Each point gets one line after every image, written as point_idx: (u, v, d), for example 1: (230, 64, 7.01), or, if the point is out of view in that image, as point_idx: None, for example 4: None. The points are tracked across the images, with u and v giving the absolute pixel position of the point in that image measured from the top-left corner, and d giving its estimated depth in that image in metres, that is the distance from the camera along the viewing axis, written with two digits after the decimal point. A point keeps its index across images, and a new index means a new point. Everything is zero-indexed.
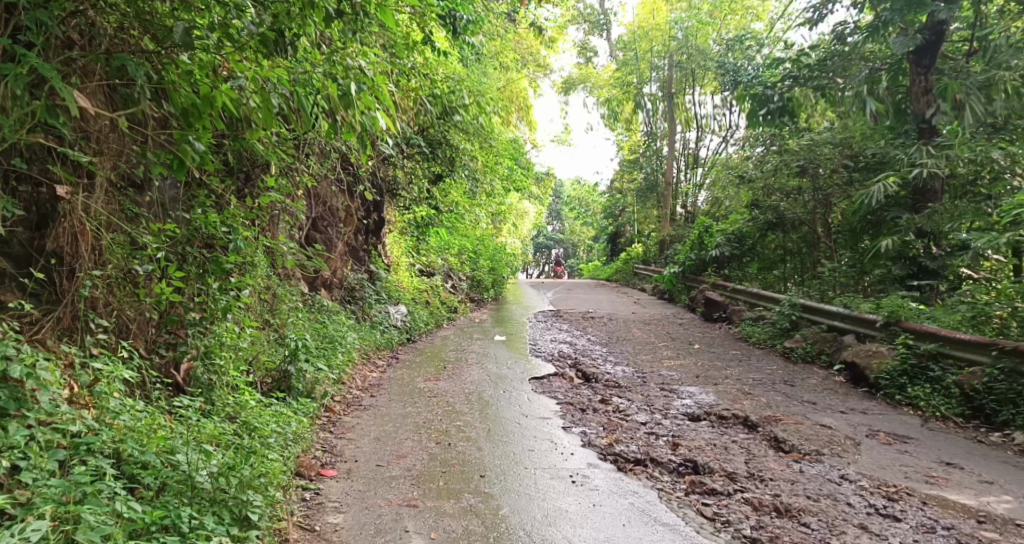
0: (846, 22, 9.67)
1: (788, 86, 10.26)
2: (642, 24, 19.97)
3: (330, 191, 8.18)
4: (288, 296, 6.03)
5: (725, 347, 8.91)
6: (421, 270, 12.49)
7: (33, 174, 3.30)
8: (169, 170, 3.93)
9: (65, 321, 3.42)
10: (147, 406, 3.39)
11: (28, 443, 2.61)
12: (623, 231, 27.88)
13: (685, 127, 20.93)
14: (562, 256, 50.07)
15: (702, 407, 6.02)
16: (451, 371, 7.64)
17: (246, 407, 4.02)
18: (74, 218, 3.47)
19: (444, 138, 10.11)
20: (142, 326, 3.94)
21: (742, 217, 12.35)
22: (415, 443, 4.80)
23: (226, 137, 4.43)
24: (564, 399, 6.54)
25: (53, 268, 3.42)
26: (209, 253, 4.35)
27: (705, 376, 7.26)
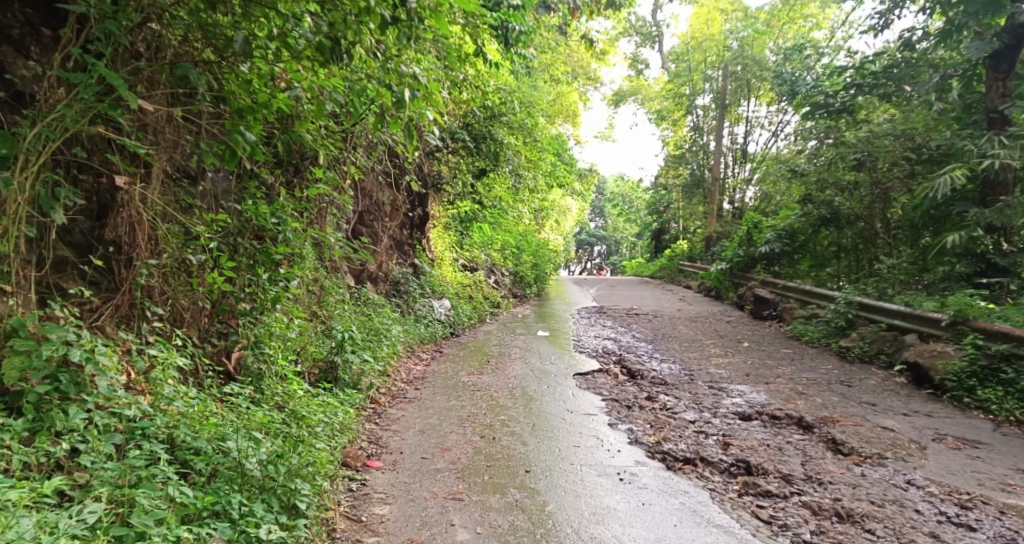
0: (914, 29, 9.76)
1: (852, 94, 10.49)
2: (695, 34, 20.22)
3: (377, 186, 8.27)
4: (335, 289, 6.08)
5: (776, 346, 8.63)
6: (464, 265, 12.52)
7: (94, 164, 3.38)
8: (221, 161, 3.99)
9: (123, 308, 3.51)
10: (200, 394, 3.44)
11: (87, 426, 2.67)
12: (667, 227, 27.44)
13: (734, 123, 20.51)
14: (604, 253, 49.64)
15: (754, 407, 5.82)
16: (494, 366, 7.61)
17: (294, 396, 4.04)
18: (132, 209, 3.56)
19: (489, 133, 10.13)
20: (195, 316, 4.01)
21: (794, 213, 11.97)
22: (459, 436, 4.78)
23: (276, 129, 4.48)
24: (609, 395, 6.42)
25: (113, 257, 3.52)
26: (260, 244, 4.38)
27: (756, 375, 7.03)
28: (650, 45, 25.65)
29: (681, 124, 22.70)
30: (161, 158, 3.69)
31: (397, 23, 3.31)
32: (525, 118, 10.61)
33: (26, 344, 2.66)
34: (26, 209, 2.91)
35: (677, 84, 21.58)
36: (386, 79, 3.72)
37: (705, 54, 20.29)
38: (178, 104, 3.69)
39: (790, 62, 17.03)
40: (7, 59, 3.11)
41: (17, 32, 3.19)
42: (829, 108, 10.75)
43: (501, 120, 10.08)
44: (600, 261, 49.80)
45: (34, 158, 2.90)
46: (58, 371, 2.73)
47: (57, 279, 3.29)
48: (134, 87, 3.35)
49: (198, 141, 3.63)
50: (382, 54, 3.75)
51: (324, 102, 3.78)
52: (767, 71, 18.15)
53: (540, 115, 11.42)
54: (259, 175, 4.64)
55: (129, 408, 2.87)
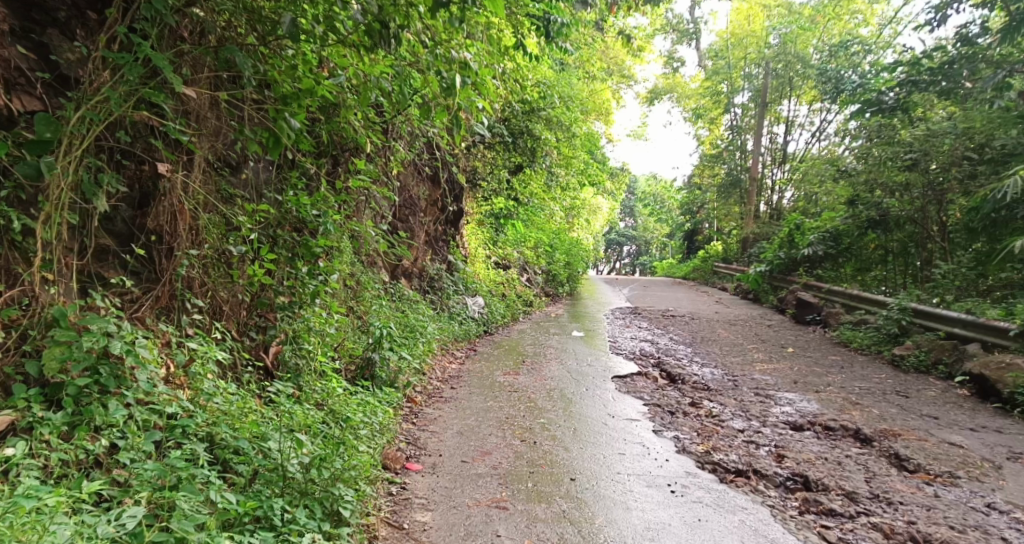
0: (973, 23, 9.41)
1: (905, 91, 10.29)
2: (736, 31, 19.89)
3: (413, 180, 8.16)
4: (371, 284, 5.96)
5: (823, 352, 8.28)
6: (498, 263, 12.36)
7: (137, 151, 3.29)
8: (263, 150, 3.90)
9: (164, 299, 3.41)
10: (239, 389, 3.33)
11: (127, 422, 2.56)
12: (701, 228, 26.92)
13: (774, 122, 20.01)
14: (634, 253, 49.03)
15: (806, 416, 5.54)
16: (530, 366, 7.42)
17: (333, 394, 3.91)
18: (174, 197, 3.46)
19: (527, 128, 9.99)
20: (234, 309, 3.90)
21: (838, 214, 11.56)
22: (499, 439, 4.61)
23: (318, 118, 4.37)
24: (651, 400, 6.20)
25: (154, 246, 3.42)
26: (299, 236, 4.30)
27: (804, 383, 6.74)
28: (686, 42, 25.19)
29: (717, 123, 22.22)
30: (204, 146, 3.60)
31: (450, 7, 3.16)
32: (563, 114, 10.43)
33: (65, 335, 2.56)
34: (69, 195, 2.81)
35: (715, 81, 21.12)
36: (436, 67, 3.58)
37: (744, 50, 19.81)
38: (222, 90, 3.59)
39: (835, 59, 16.51)
40: (53, 42, 3.02)
41: (63, 15, 3.10)
42: (880, 106, 10.55)
43: (540, 115, 9.98)
44: (630, 261, 49.22)
45: (78, 142, 2.80)
46: (98, 363, 2.62)
47: (99, 268, 3.18)
48: (177, 71, 3.24)
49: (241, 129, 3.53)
50: (430, 40, 3.61)
51: (370, 90, 3.67)
52: (810, 68, 17.62)
53: (577, 110, 11.22)
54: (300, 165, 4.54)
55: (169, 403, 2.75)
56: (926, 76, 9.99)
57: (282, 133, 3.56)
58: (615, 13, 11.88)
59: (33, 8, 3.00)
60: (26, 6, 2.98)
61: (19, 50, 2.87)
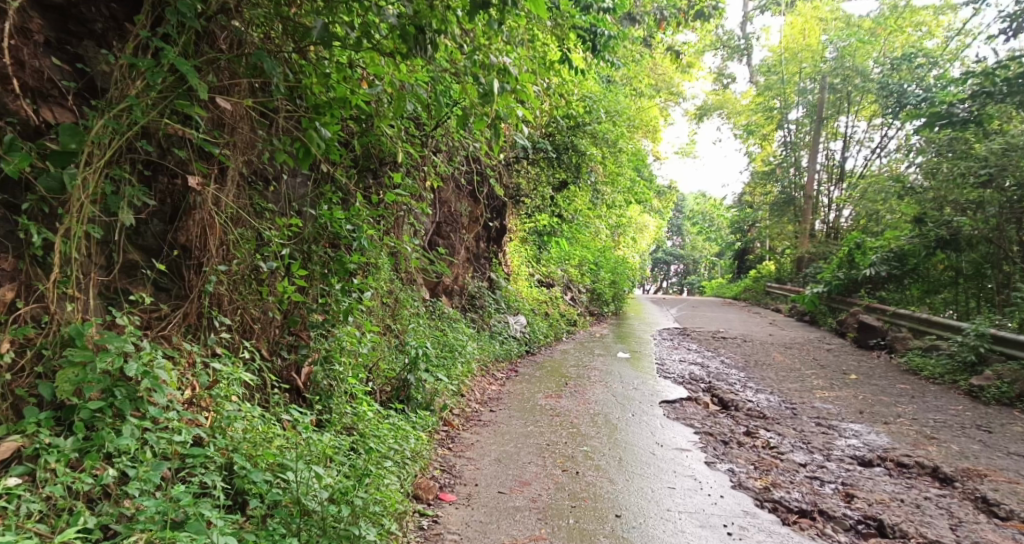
0: None
1: (977, 103, 9.69)
2: (790, 45, 19.33)
3: (455, 196, 8.03)
4: (410, 302, 5.81)
5: (890, 380, 7.71)
6: (541, 281, 12.12)
7: (167, 164, 3.21)
8: (295, 161, 3.79)
9: (191, 317, 3.30)
10: (264, 413, 3.17)
11: (142, 450, 2.41)
12: (751, 247, 26.12)
13: (829, 138, 19.28)
14: (681, 273, 48.05)
15: (874, 451, 5.09)
16: (573, 388, 7.12)
17: (363, 418, 3.79)
18: (205, 211, 3.37)
19: (572, 144, 9.79)
20: (265, 327, 3.78)
21: (903, 233, 10.90)
22: (538, 468, 4.34)
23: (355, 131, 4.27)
24: (702, 427, 5.82)
25: (182, 262, 3.32)
26: (334, 253, 4.18)
27: (871, 413, 6.24)
28: (737, 58, 24.66)
29: (769, 140, 21.56)
30: (236, 159, 3.51)
31: (489, 9, 2.99)
32: (609, 129, 10.21)
33: (82, 356, 2.43)
34: (92, 209, 2.73)
35: (767, 97, 20.58)
36: (473, 72, 3.42)
37: (799, 65, 19.21)
38: (255, 102, 3.51)
39: (898, 73, 15.80)
40: (87, 53, 2.95)
41: (99, 27, 3.02)
42: (951, 119, 10.00)
43: (586, 130, 9.78)
44: (677, 281, 48.28)
45: (100, 153, 2.71)
46: (114, 385, 2.49)
47: (126, 285, 3.09)
48: (207, 82, 3.16)
49: (272, 140, 3.42)
50: (469, 47, 3.46)
51: (406, 99, 3.52)
52: (870, 82, 16.92)
53: (625, 127, 10.97)
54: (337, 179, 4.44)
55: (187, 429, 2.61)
56: (1002, 87, 9.37)
57: (314, 143, 3.43)
58: (664, 29, 11.64)
59: (70, 19, 2.94)
60: (63, 18, 2.91)
61: (52, 62, 2.80)
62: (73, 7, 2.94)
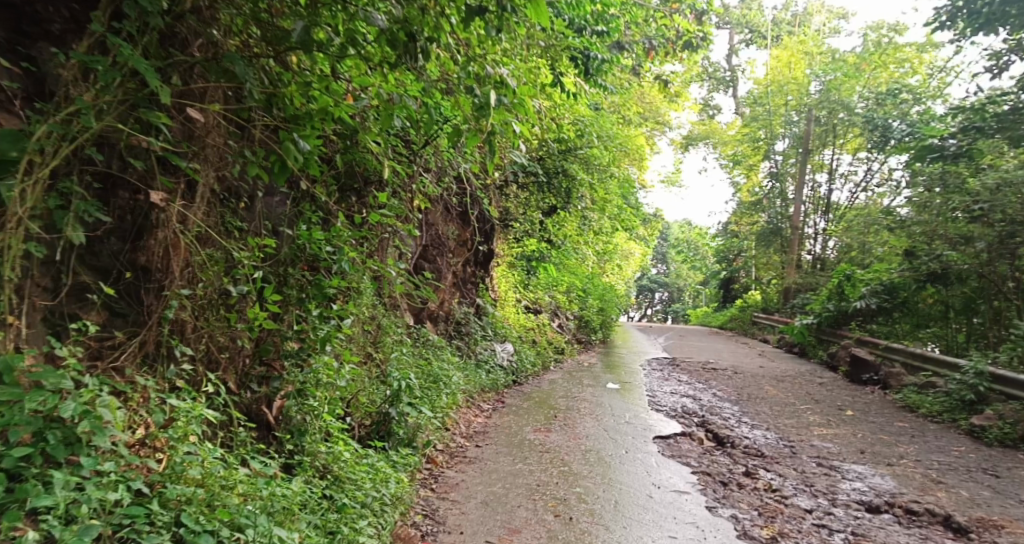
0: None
1: (967, 137, 9.74)
2: (776, 77, 19.47)
3: (442, 219, 7.77)
4: (393, 329, 5.49)
5: (887, 417, 7.48)
6: (529, 307, 11.82)
7: (127, 177, 2.93)
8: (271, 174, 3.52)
9: (148, 347, 2.99)
10: (227, 456, 2.85)
11: (75, 504, 2.08)
12: (737, 276, 26.09)
13: (815, 170, 19.40)
14: (666, 300, 48.03)
15: (881, 495, 4.84)
16: (563, 422, 6.80)
17: (339, 459, 3.52)
18: (169, 230, 3.10)
19: (563, 168, 9.67)
20: (234, 357, 3.48)
21: (894, 266, 10.79)
22: (529, 513, 4.02)
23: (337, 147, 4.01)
24: (699, 466, 5.53)
25: (141, 285, 3.03)
26: (312, 277, 3.89)
27: (872, 453, 6.00)
28: (723, 89, 24.92)
29: (755, 170, 21.65)
30: (206, 174, 3.25)
31: (486, 16, 2.77)
32: (600, 155, 10.06)
33: (9, 394, 2.10)
34: (32, 224, 2.42)
35: (753, 128, 20.73)
36: (467, 85, 3.18)
37: (785, 97, 19.35)
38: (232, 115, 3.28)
39: (883, 107, 15.97)
40: (41, 56, 2.67)
41: (58, 27, 2.75)
42: (942, 152, 10.00)
43: (577, 155, 9.59)
44: (661, 308, 48.33)
45: (44, 161, 2.41)
46: (47, 428, 2.18)
47: (74, 309, 2.78)
48: (172, 89, 2.92)
49: (246, 154, 3.17)
50: (464, 57, 3.22)
51: (394, 111, 3.30)
52: (854, 116, 17.05)
53: (615, 153, 10.81)
54: (318, 198, 4.18)
55: (124, 484, 2.26)
56: (992, 123, 9.44)
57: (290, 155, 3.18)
58: (654, 58, 11.63)
59: (24, 18, 2.67)
60: (17, 16, 2.65)
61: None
62: (28, 5, 2.68)
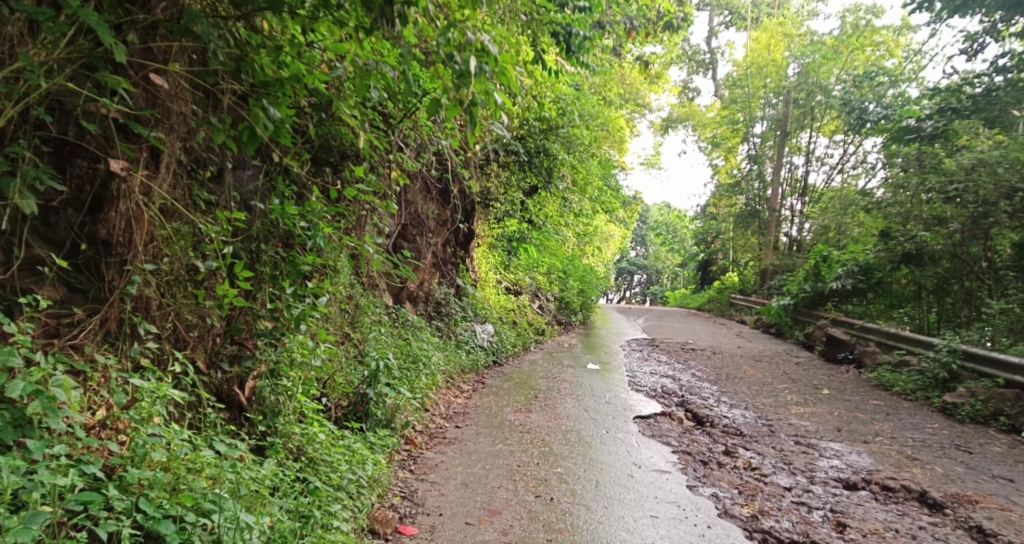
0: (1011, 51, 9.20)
1: (944, 118, 9.84)
2: (755, 59, 19.13)
3: (420, 197, 7.62)
4: (371, 309, 5.37)
5: (863, 396, 7.57)
6: (509, 288, 11.74)
7: (85, 145, 2.81)
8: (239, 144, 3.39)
9: (109, 324, 2.87)
10: (195, 438, 2.74)
11: (22, 490, 1.96)
12: (715, 258, 26.25)
13: (792, 153, 19.50)
14: (644, 283, 48.31)
15: (858, 472, 4.89)
16: (543, 402, 6.76)
17: (314, 440, 3.42)
18: (131, 201, 2.96)
19: (544, 147, 9.52)
20: (203, 335, 3.35)
21: (869, 247, 10.89)
22: (510, 494, 3.97)
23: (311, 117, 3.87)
24: (679, 446, 5.53)
25: (101, 260, 2.90)
26: (285, 253, 3.75)
27: (849, 430, 6.06)
28: (702, 71, 24.87)
29: (734, 153, 21.70)
30: (171, 142, 3.14)
31: None
32: (581, 134, 9.95)
33: None
34: None
35: (732, 110, 20.72)
36: (447, 51, 3.05)
37: (763, 80, 19.38)
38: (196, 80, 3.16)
39: (860, 90, 16.05)
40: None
41: None
42: (919, 134, 10.07)
43: (558, 133, 9.46)
44: (640, 291, 48.64)
45: None
46: None
47: (28, 284, 2.66)
48: (130, 49, 2.83)
49: (212, 121, 3.07)
50: (443, 22, 3.09)
51: (370, 78, 3.19)
52: (832, 99, 17.10)
53: (596, 132, 10.70)
54: (292, 171, 4.02)
55: (76, 470, 2.14)
56: (967, 104, 9.56)
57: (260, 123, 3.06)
58: (635, 38, 11.51)
59: None
60: None
61: None
62: None
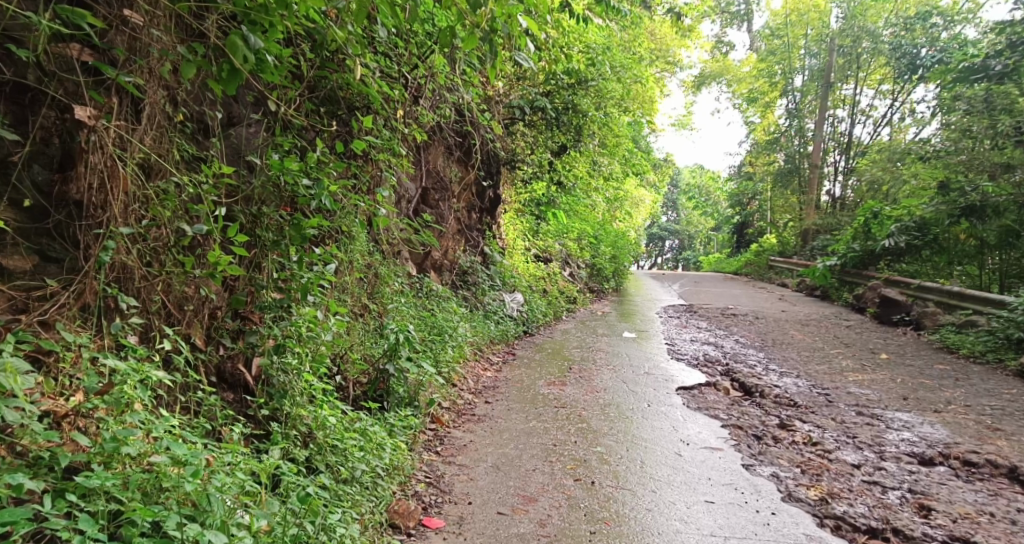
0: None
1: (1015, 55, 8.99)
2: (795, 6, 18.27)
3: (442, 160, 7.19)
4: (391, 278, 4.99)
5: (926, 360, 6.97)
6: (538, 256, 11.28)
7: (47, 91, 2.48)
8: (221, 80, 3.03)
9: (85, 296, 2.53)
10: (179, 429, 2.41)
11: None
12: (751, 220, 25.30)
13: (836, 105, 18.42)
14: (677, 248, 47.28)
15: (934, 445, 4.38)
16: (578, 374, 6.36)
17: (325, 426, 3.09)
18: (104, 155, 2.62)
19: (573, 103, 8.95)
20: (199, 308, 3.01)
21: (926, 200, 10.11)
22: (546, 477, 3.60)
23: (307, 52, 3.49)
24: (729, 419, 5.08)
25: (73, 223, 2.55)
26: (290, 216, 3.39)
27: (916, 398, 5.52)
28: (737, 24, 23.65)
29: (772, 108, 20.68)
30: (153, 90, 2.84)
31: None
32: (614, 87, 9.34)
33: None
34: None
35: (769, 62, 19.65)
36: None
37: (804, 28, 18.30)
38: (183, 16, 2.90)
39: (911, 32, 14.92)
40: None
41: None
42: (987, 72, 9.38)
43: (589, 87, 8.86)
44: (672, 257, 47.65)
45: None
46: None
47: None
48: None
49: (185, 53, 2.73)
50: None
51: (371, 0, 2.75)
52: (880, 44, 15.98)
53: (629, 86, 10.05)
54: (292, 125, 3.68)
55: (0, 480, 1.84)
56: None
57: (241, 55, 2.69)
58: None
59: None
60: None
61: None
62: None
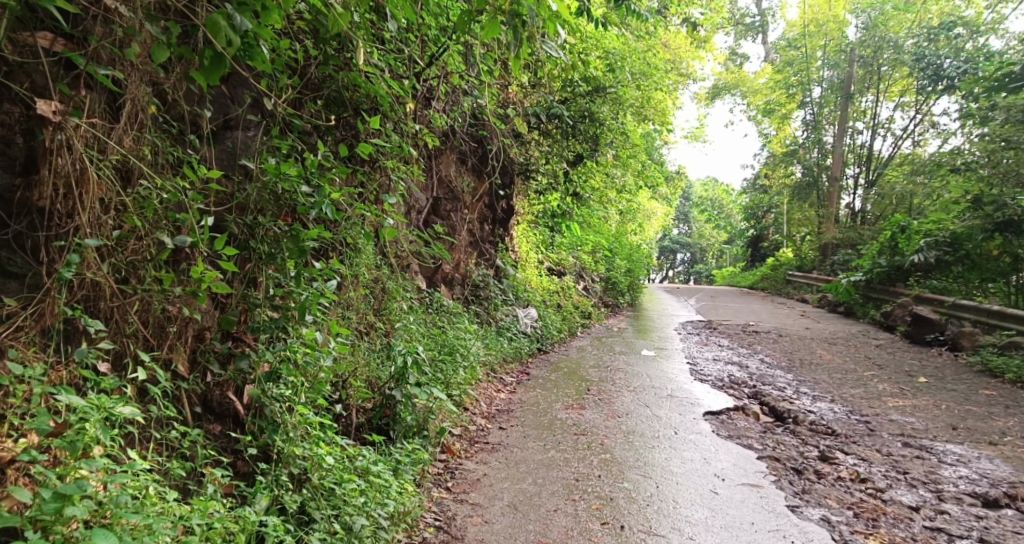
0: None
1: None
2: (814, 16, 17.91)
3: (454, 170, 6.85)
4: (399, 294, 4.64)
5: (969, 385, 6.52)
6: (552, 269, 10.91)
7: (9, 85, 2.16)
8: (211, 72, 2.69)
9: (46, 318, 2.20)
10: (141, 480, 2.04)
11: None
12: (767, 234, 24.79)
13: (855, 118, 17.99)
14: (688, 261, 46.72)
15: (997, 485, 3.96)
16: (597, 396, 5.97)
17: (320, 465, 2.73)
18: (72, 156, 2.29)
19: (590, 111, 8.62)
20: (183, 330, 2.66)
21: (959, 214, 9.67)
22: (569, 520, 3.22)
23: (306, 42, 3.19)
24: (764, 449, 4.67)
25: (35, 234, 2.22)
26: (288, 227, 3.05)
27: (966, 428, 5.09)
28: (751, 36, 23.34)
29: (788, 120, 20.26)
30: (134, 84, 2.53)
31: None
32: (632, 95, 9.00)
33: None
34: None
35: (786, 73, 19.25)
36: None
37: (823, 39, 17.93)
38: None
39: (935, 43, 14.50)
40: None
41: None
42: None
43: (606, 95, 8.55)
44: (683, 270, 47.09)
45: None
46: None
47: None
48: None
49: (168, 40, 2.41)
50: None
51: None
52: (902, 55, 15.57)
53: (648, 94, 9.70)
54: (292, 126, 3.36)
55: None
56: None
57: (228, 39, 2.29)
58: None
59: None
60: None
61: None
62: None
